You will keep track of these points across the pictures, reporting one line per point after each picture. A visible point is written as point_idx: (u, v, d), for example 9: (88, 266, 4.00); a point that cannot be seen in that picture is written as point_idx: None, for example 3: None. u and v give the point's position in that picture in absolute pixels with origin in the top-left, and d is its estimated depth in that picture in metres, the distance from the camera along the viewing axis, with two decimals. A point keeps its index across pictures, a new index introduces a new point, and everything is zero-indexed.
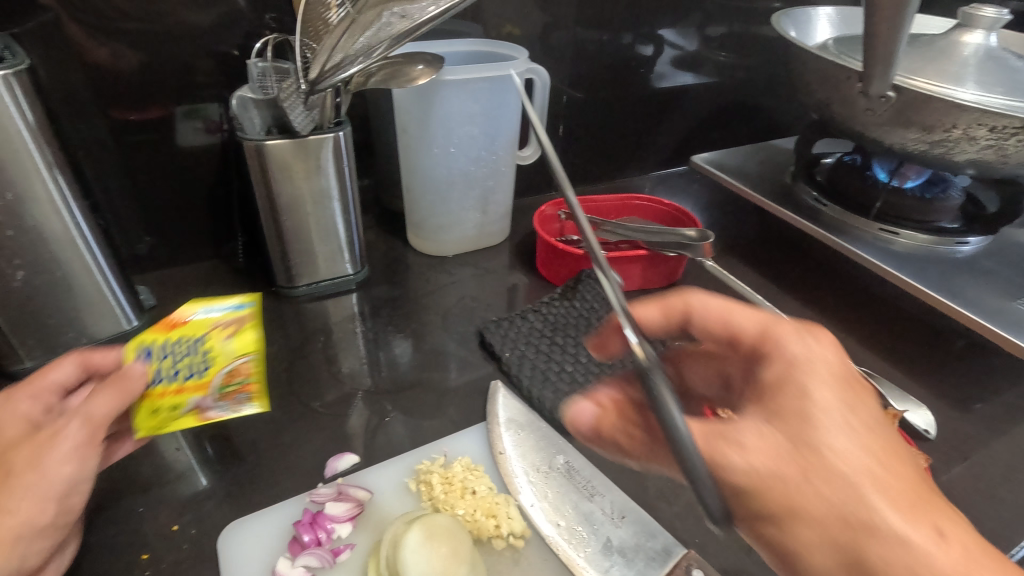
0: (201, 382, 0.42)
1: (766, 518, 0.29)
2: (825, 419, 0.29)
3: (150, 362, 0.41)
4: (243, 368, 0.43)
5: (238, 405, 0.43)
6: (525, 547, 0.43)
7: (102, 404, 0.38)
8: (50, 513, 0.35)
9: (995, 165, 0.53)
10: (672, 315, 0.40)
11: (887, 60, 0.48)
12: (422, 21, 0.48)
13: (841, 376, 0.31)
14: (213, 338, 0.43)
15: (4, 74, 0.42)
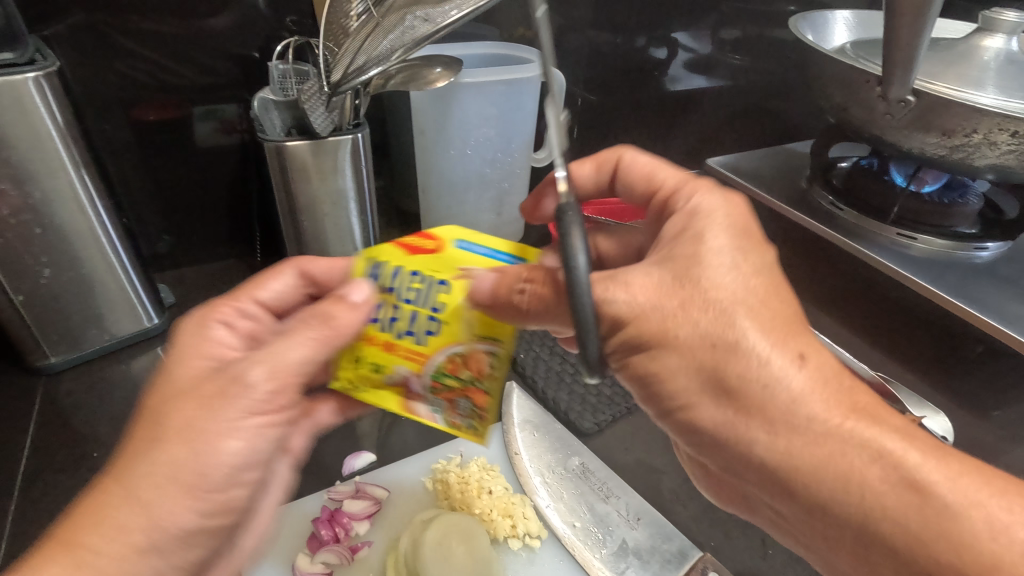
0: (419, 357, 0.34)
1: (638, 346, 0.30)
2: (712, 258, 0.29)
3: (391, 308, 0.34)
4: (485, 360, 0.34)
5: (464, 411, 0.36)
6: (540, 548, 0.43)
7: (286, 353, 0.32)
8: (190, 514, 0.29)
9: (1016, 171, 0.52)
10: (604, 167, 0.41)
11: (908, 64, 0.47)
12: (444, 24, 0.47)
13: (737, 224, 0.32)
14: (455, 303, 0.33)
15: (35, 76, 0.43)
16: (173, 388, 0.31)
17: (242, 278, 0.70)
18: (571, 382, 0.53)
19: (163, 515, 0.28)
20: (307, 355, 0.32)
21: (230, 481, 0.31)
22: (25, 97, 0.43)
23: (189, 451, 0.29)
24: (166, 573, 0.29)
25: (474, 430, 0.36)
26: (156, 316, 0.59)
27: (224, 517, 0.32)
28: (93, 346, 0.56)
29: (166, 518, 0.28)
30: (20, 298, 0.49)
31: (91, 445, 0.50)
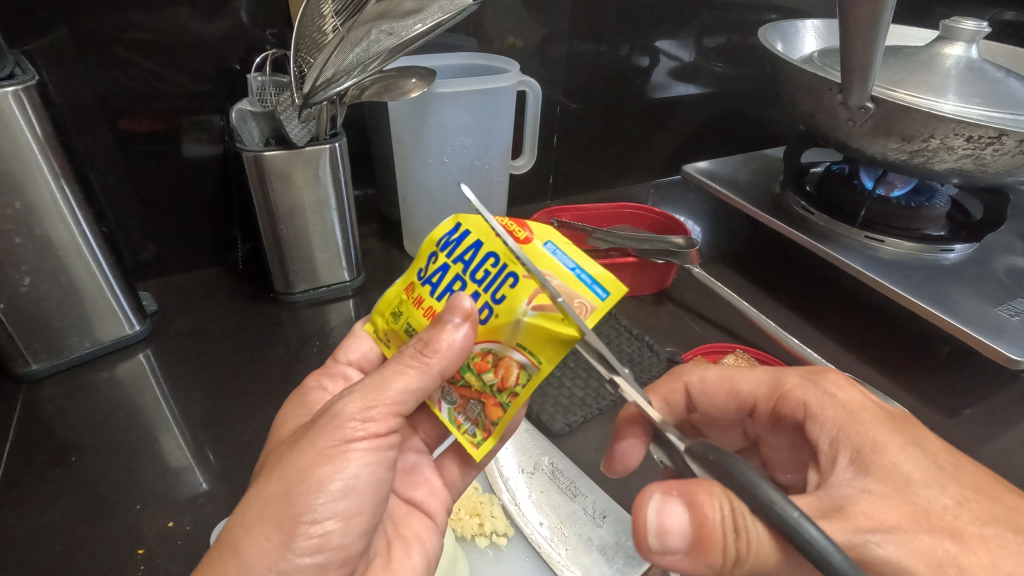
0: None
1: None
2: (894, 452, 0.31)
3: (457, 283, 0.36)
4: (512, 372, 0.35)
5: (472, 417, 0.37)
6: (507, 545, 0.45)
7: (382, 385, 0.34)
8: (290, 547, 0.30)
9: (976, 173, 0.54)
10: (675, 400, 0.44)
11: (864, 71, 0.49)
12: (410, 37, 0.49)
13: (871, 409, 0.34)
14: (512, 301, 0.34)
15: (14, 90, 0.44)
16: (273, 454, 0.35)
17: (226, 286, 0.71)
18: (546, 385, 0.53)
19: (263, 549, 0.30)
20: (408, 388, 0.34)
21: (335, 519, 0.32)
22: (5, 110, 0.44)
23: (292, 494, 0.31)
24: None
25: (475, 438, 0.37)
26: (137, 323, 0.61)
27: (339, 558, 0.33)
28: (75, 354, 0.57)
29: (268, 561, 0.30)
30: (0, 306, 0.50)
31: (69, 450, 0.51)
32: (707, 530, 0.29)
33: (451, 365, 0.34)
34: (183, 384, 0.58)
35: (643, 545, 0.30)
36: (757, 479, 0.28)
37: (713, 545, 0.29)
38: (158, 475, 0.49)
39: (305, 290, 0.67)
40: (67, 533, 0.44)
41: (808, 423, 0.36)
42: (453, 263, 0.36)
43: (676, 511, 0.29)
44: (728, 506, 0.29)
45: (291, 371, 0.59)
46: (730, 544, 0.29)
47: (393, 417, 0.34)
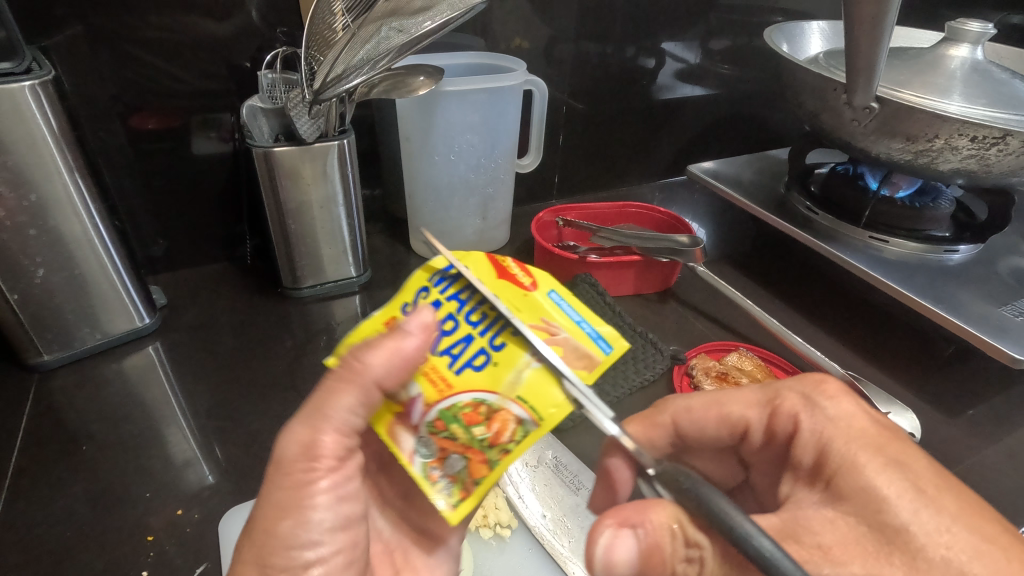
0: (436, 384, 0.31)
1: None
2: (868, 467, 0.31)
3: (447, 322, 0.31)
4: (508, 428, 0.30)
5: (452, 479, 0.31)
6: (511, 536, 0.46)
7: (327, 415, 0.30)
8: None
9: (980, 174, 0.54)
10: (659, 425, 0.43)
11: (869, 72, 0.49)
12: (419, 34, 0.50)
13: (868, 432, 0.33)
14: (514, 351, 0.30)
15: (31, 84, 0.45)
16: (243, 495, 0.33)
17: (234, 280, 0.72)
18: None
19: None
20: (354, 408, 0.30)
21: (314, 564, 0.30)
22: (22, 104, 0.45)
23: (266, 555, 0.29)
24: None
25: (451, 498, 0.30)
26: (147, 315, 0.61)
27: None
28: (86, 345, 0.58)
29: None
30: (15, 297, 0.51)
31: (80, 439, 0.52)
32: (657, 558, 0.29)
33: (402, 372, 0.30)
34: (192, 377, 0.58)
35: (594, 575, 0.30)
36: (721, 500, 0.28)
37: (663, 571, 0.29)
38: (166, 465, 0.50)
39: (312, 285, 0.68)
40: (78, 521, 0.45)
41: (796, 439, 0.35)
42: (444, 300, 0.32)
43: (624, 542, 0.30)
44: (679, 530, 0.29)
45: (298, 365, 0.60)
46: (680, 568, 0.29)
47: (342, 440, 0.31)
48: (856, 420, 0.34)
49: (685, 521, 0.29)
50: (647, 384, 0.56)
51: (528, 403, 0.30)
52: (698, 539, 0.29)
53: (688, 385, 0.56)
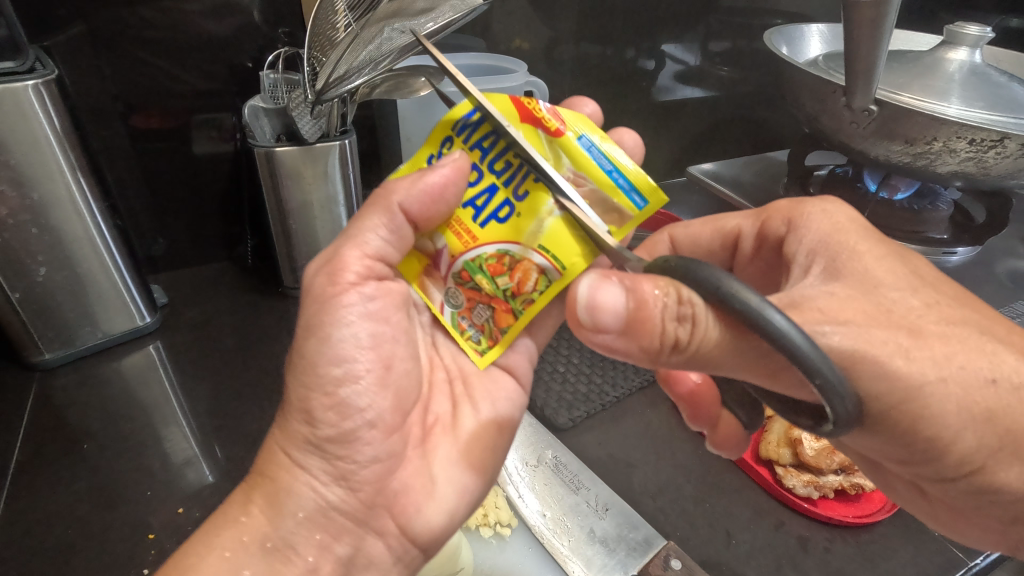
0: (464, 238, 0.36)
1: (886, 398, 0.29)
2: (867, 257, 0.33)
3: (474, 173, 0.36)
4: (531, 278, 0.36)
5: (482, 327, 0.38)
6: (510, 535, 0.46)
7: (358, 240, 0.35)
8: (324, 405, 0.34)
9: (978, 177, 0.55)
10: (658, 249, 0.43)
11: (867, 75, 0.50)
12: (421, 34, 0.49)
13: (858, 224, 0.35)
14: (536, 201, 0.34)
15: (35, 83, 0.45)
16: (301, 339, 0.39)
17: (234, 280, 0.72)
18: (549, 380, 0.55)
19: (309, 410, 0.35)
20: (379, 233, 0.35)
21: (352, 375, 0.35)
22: (25, 103, 0.45)
23: (309, 367, 0.34)
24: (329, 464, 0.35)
25: (479, 345, 0.39)
26: (148, 315, 0.62)
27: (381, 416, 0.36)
28: (86, 344, 0.58)
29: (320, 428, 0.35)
30: (16, 295, 0.51)
31: (80, 439, 0.52)
32: (645, 314, 0.28)
33: (425, 209, 0.34)
34: (192, 376, 0.58)
35: (579, 324, 0.29)
36: (720, 273, 0.26)
37: (650, 328, 0.28)
38: (166, 465, 0.50)
39: None
40: (80, 518, 0.45)
41: (788, 237, 0.36)
42: (471, 152, 0.36)
43: (612, 291, 0.28)
44: (671, 290, 0.28)
45: None
46: (670, 328, 0.28)
47: (372, 266, 0.35)
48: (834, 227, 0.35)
49: (680, 284, 0.28)
50: (647, 385, 0.56)
51: (548, 252, 0.35)
52: (692, 299, 0.27)
53: None
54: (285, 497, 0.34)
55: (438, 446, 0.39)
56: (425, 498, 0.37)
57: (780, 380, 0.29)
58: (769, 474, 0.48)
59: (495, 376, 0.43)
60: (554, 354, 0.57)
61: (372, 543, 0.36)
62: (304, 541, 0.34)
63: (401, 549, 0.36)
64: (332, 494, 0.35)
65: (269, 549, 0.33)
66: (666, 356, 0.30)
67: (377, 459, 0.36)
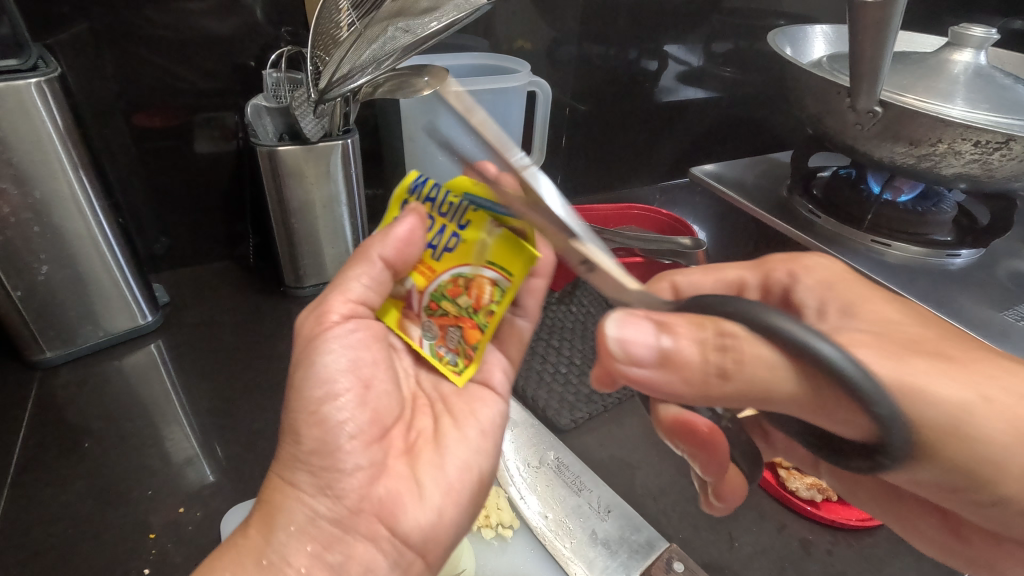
0: (424, 275, 0.39)
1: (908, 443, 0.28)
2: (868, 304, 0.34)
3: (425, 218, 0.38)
4: (486, 291, 0.37)
5: (456, 348, 0.40)
6: (512, 536, 0.46)
7: (341, 287, 0.37)
8: (308, 425, 0.35)
9: (983, 179, 0.54)
10: None
11: (872, 76, 0.49)
12: (425, 34, 0.49)
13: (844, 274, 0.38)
14: (476, 225, 0.36)
15: (37, 82, 0.45)
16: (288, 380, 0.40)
17: (236, 279, 0.72)
18: (551, 381, 0.55)
19: (296, 435, 0.35)
20: (360, 280, 0.37)
21: (337, 393, 0.35)
22: (27, 101, 0.45)
23: (294, 394, 0.35)
24: (314, 484, 0.34)
25: (456, 366, 0.40)
26: (149, 313, 0.61)
27: (367, 429, 0.36)
28: (88, 343, 0.58)
29: (305, 447, 0.35)
30: (18, 293, 0.51)
31: (82, 437, 0.52)
32: (683, 349, 0.27)
33: (398, 255, 0.37)
34: (193, 375, 0.58)
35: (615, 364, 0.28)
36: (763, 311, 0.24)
37: (691, 365, 0.27)
38: (167, 463, 0.50)
39: (314, 285, 0.68)
40: (80, 517, 0.45)
41: (793, 287, 0.38)
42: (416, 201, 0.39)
43: (645, 328, 0.27)
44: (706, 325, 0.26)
45: None
46: (713, 363, 0.26)
47: (356, 307, 0.38)
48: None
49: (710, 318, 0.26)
50: None
51: (494, 264, 0.36)
52: (732, 329, 0.25)
53: None
54: (277, 511, 0.34)
55: (422, 454, 0.39)
56: (413, 500, 0.36)
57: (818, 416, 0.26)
58: (771, 476, 0.48)
59: (475, 394, 0.44)
60: (557, 355, 0.57)
61: (362, 549, 0.34)
62: (296, 552, 0.32)
63: (397, 552, 0.35)
64: (323, 505, 0.34)
65: (264, 566, 0.32)
66: (711, 397, 0.27)
67: (363, 473, 0.35)
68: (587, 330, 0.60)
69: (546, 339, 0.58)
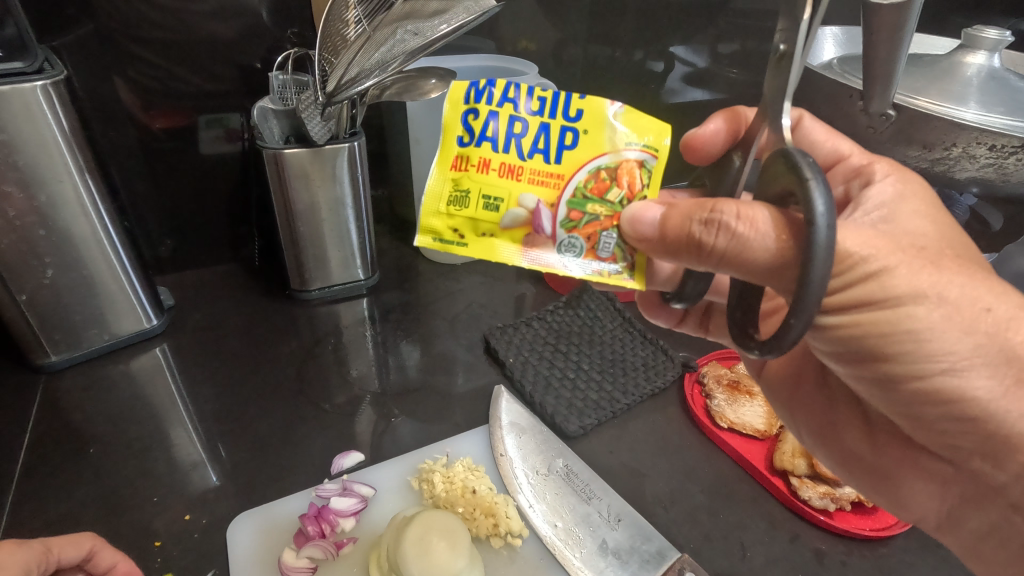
0: (553, 183, 0.37)
1: (900, 352, 0.32)
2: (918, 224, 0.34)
3: (520, 122, 0.36)
4: (636, 177, 0.37)
5: (612, 257, 0.39)
6: (522, 545, 0.45)
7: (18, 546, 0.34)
8: None
9: (996, 182, 0.55)
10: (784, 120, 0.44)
11: (886, 81, 0.48)
12: (435, 37, 0.49)
13: (926, 193, 0.36)
14: (597, 117, 0.36)
15: (43, 84, 0.45)
16: None
17: (242, 281, 0.71)
18: (560, 386, 0.54)
19: None
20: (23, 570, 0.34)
21: None
22: (33, 104, 0.45)
23: None
24: None
25: (623, 272, 0.39)
26: (155, 317, 0.61)
27: None
28: (93, 347, 0.58)
29: None
30: (22, 297, 0.51)
31: (86, 442, 0.51)
32: (676, 223, 0.32)
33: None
34: (197, 380, 0.58)
35: (627, 232, 0.35)
36: (794, 152, 0.28)
37: (679, 232, 0.32)
38: (173, 468, 0.50)
39: (320, 289, 0.67)
40: (85, 523, 0.45)
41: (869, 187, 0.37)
42: (501, 108, 0.36)
43: (654, 209, 0.34)
44: (708, 205, 0.31)
45: (306, 367, 0.60)
46: (698, 233, 0.31)
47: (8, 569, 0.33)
48: (860, 228, 0.31)
49: (715, 199, 0.31)
50: (658, 392, 0.56)
51: (636, 144, 0.37)
52: (724, 208, 0.30)
53: (699, 394, 0.55)
54: None
55: None
56: None
57: (782, 276, 0.29)
58: (785, 486, 0.48)
59: None
60: (566, 360, 0.57)
61: None
62: None
63: None
64: None
65: None
66: (696, 266, 0.32)
67: None
68: (594, 334, 0.60)
69: (553, 346, 0.58)
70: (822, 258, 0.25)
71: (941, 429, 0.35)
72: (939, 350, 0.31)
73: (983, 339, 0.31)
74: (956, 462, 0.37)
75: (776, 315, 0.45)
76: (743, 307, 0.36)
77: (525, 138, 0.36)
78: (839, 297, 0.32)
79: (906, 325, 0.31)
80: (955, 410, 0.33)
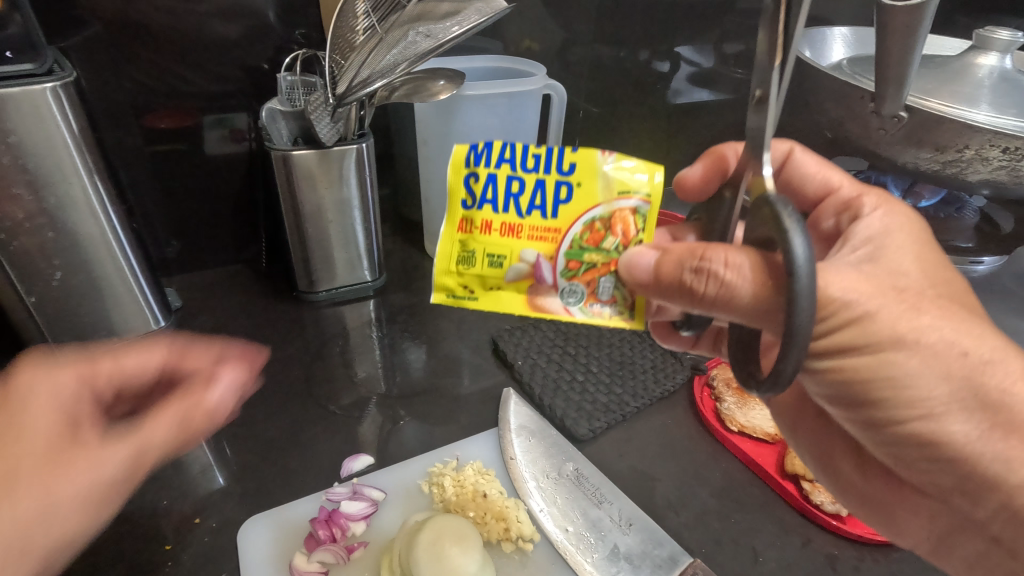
0: (550, 237, 0.36)
1: (879, 396, 0.33)
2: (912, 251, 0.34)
3: (516, 182, 0.36)
4: (630, 224, 0.36)
5: (612, 299, 0.38)
6: (533, 549, 0.45)
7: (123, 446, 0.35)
8: None
9: (1008, 185, 0.55)
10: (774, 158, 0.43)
11: (899, 82, 0.48)
12: (446, 39, 0.49)
13: (916, 229, 0.36)
14: (589, 170, 0.36)
15: (53, 86, 0.45)
16: None
17: (247, 283, 0.71)
18: (568, 390, 0.54)
19: None
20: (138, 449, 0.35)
21: None
22: (43, 105, 0.45)
23: None
24: None
25: (626, 313, 0.38)
26: (162, 318, 0.61)
27: None
28: None
29: None
30: (31, 298, 0.51)
31: None
32: (667, 270, 0.31)
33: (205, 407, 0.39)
34: None
35: (623, 277, 0.34)
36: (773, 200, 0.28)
37: (671, 279, 0.31)
38: (182, 471, 0.49)
39: (327, 290, 0.67)
40: None
41: (858, 220, 0.37)
42: (497, 169, 0.36)
43: (646, 253, 0.33)
44: (696, 252, 0.30)
45: (313, 369, 0.59)
46: (689, 280, 0.31)
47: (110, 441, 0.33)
48: (843, 272, 0.31)
49: (705, 245, 0.31)
50: (667, 395, 0.55)
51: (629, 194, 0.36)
52: (712, 255, 0.30)
53: (708, 397, 0.55)
54: None
55: None
56: None
57: (773, 321, 0.29)
58: (795, 489, 0.47)
59: None
60: (574, 363, 0.56)
61: None
62: None
63: None
64: None
65: None
66: (690, 310, 0.32)
67: None
68: (602, 338, 0.60)
69: (562, 348, 0.58)
70: (803, 305, 0.25)
71: (920, 470, 0.35)
72: (927, 396, 0.32)
73: (959, 386, 0.31)
74: (939, 497, 0.37)
75: (772, 347, 0.40)
76: (743, 346, 0.35)
77: (522, 197, 0.36)
78: (824, 341, 0.32)
79: (888, 371, 0.32)
80: (935, 452, 0.33)
